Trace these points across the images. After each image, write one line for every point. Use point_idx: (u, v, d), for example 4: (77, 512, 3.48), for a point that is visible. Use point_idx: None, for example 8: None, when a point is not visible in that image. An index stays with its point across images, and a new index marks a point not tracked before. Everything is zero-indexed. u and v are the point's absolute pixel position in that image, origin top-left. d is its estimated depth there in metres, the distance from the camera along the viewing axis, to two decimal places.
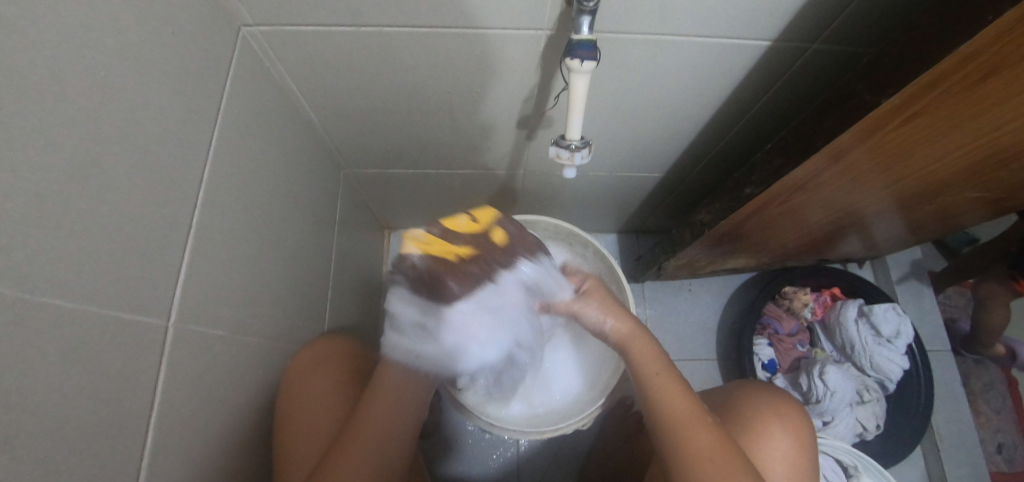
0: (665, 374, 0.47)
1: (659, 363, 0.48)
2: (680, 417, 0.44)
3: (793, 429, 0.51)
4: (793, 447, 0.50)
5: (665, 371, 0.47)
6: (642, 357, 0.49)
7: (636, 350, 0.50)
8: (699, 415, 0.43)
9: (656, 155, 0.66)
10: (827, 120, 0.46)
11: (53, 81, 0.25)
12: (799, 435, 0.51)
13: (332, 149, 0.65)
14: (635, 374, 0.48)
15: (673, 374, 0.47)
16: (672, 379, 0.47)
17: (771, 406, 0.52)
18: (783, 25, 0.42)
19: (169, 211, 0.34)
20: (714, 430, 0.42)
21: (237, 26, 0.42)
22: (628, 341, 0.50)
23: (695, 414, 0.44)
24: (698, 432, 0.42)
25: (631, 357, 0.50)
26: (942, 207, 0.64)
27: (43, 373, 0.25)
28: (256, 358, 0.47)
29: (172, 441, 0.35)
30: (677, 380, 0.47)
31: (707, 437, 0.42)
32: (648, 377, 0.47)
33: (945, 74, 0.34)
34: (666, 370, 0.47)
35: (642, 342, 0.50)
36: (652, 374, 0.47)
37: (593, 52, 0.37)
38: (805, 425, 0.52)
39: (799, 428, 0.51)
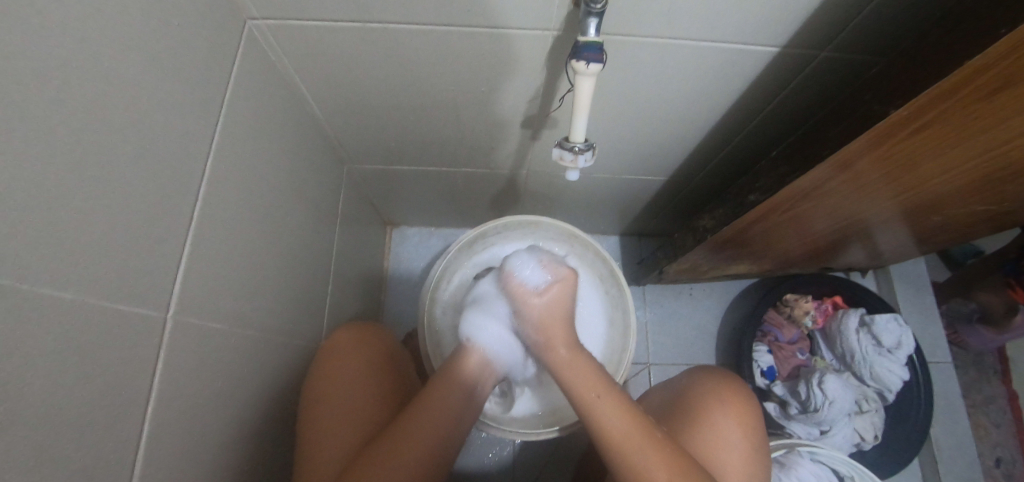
0: (603, 391, 0.45)
1: (595, 379, 0.46)
2: (623, 442, 0.42)
3: (737, 417, 0.51)
4: (741, 435, 0.50)
5: (602, 390, 0.45)
6: (580, 376, 0.46)
7: (567, 365, 0.48)
8: (642, 430, 0.42)
9: (661, 159, 0.66)
10: (835, 129, 0.46)
11: (57, 72, 0.25)
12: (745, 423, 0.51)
13: (336, 144, 0.65)
14: (573, 398, 0.46)
15: (609, 387, 0.45)
16: (609, 395, 0.45)
17: (716, 398, 0.52)
18: (792, 32, 0.42)
19: (171, 204, 0.34)
20: (661, 446, 0.41)
21: (243, 19, 0.42)
22: (567, 365, 0.48)
23: (636, 430, 0.42)
24: (648, 453, 0.40)
25: (564, 376, 0.47)
26: (947, 218, 0.63)
27: (41, 362, 0.25)
28: (255, 352, 0.47)
29: (169, 433, 0.35)
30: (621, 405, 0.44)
31: (659, 454, 0.40)
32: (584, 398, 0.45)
33: (956, 86, 0.34)
34: (602, 386, 0.45)
35: (579, 360, 0.48)
36: (588, 392, 0.45)
37: (600, 55, 0.36)
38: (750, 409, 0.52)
39: (744, 415, 0.51)
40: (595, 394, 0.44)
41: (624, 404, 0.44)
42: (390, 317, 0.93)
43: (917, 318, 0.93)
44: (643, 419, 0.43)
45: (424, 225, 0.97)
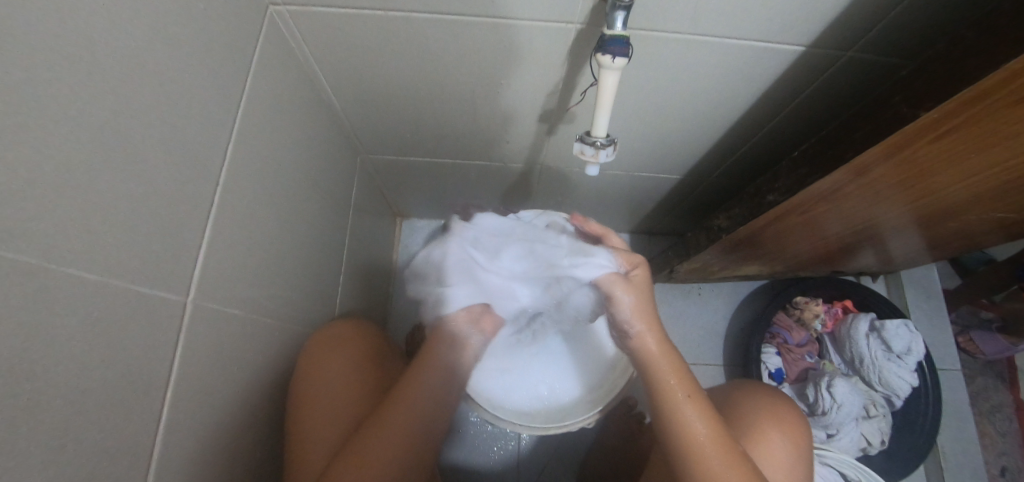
0: (694, 398, 0.45)
1: (687, 383, 0.46)
2: (700, 450, 0.42)
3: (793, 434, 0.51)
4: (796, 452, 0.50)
5: (691, 394, 0.45)
6: (670, 375, 0.46)
7: (663, 369, 0.46)
8: (723, 443, 0.43)
9: (677, 157, 0.65)
10: (860, 131, 0.45)
11: (86, 52, 0.25)
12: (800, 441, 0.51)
13: (350, 134, 0.65)
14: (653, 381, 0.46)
15: (700, 397, 0.45)
16: (699, 404, 0.45)
17: (767, 411, 0.52)
18: (820, 31, 0.41)
19: (193, 188, 0.34)
20: (739, 465, 0.42)
21: (265, 4, 0.42)
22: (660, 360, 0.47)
23: (716, 443, 0.43)
24: (722, 466, 0.42)
25: (639, 357, 0.48)
26: (964, 226, 0.63)
27: (66, 342, 0.25)
28: (269, 339, 0.47)
29: (186, 416, 0.35)
30: (698, 398, 0.45)
31: (733, 470, 0.41)
32: (670, 401, 0.45)
33: (985, 93, 0.33)
34: (695, 393, 0.45)
35: (673, 363, 0.47)
36: (681, 396, 0.45)
37: (626, 49, 0.36)
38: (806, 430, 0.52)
39: (789, 428, 0.51)
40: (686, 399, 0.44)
41: (711, 417, 0.44)
42: (398, 309, 0.94)
43: (926, 324, 0.93)
44: (723, 433, 0.43)
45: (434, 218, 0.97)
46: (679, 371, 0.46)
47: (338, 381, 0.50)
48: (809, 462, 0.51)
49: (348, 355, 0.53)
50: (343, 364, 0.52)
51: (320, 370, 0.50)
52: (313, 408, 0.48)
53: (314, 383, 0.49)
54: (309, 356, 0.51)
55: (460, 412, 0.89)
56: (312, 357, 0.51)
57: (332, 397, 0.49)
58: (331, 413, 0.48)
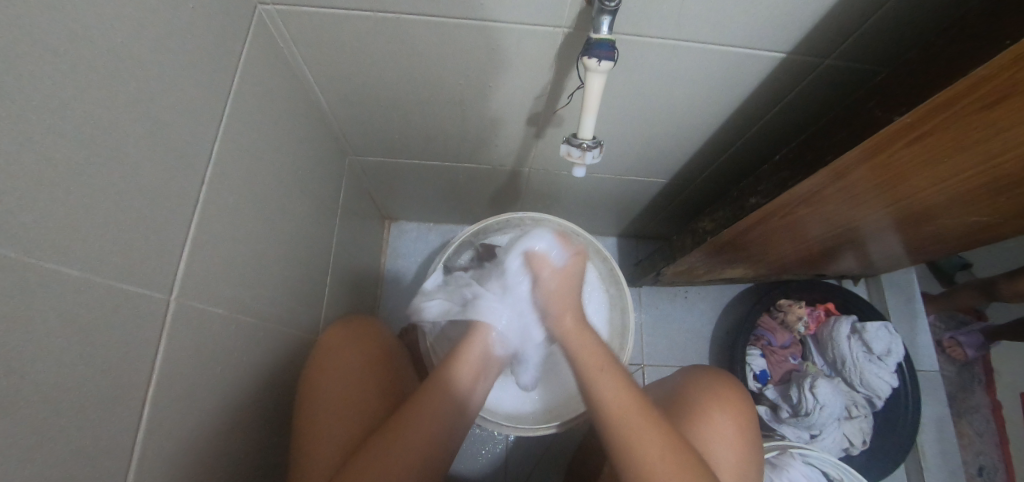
0: (608, 369, 0.47)
1: (600, 357, 0.49)
2: (621, 413, 0.44)
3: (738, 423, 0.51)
4: (739, 439, 0.50)
5: (609, 366, 0.47)
6: (588, 356, 0.49)
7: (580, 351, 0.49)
8: (642, 408, 0.44)
9: (662, 161, 0.66)
10: (837, 136, 0.46)
11: (69, 45, 0.25)
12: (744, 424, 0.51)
13: (338, 135, 0.64)
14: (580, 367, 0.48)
15: (618, 371, 0.47)
16: (614, 370, 0.47)
17: (716, 392, 0.53)
18: (800, 39, 0.43)
19: (176, 186, 0.34)
20: (659, 429, 0.42)
21: (253, 4, 0.42)
22: (573, 338, 0.51)
23: (636, 408, 0.44)
24: (643, 430, 0.42)
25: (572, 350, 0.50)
26: (940, 228, 0.64)
27: (44, 338, 0.24)
28: (254, 339, 0.47)
29: (168, 417, 0.34)
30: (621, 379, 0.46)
31: (654, 432, 0.42)
32: (589, 370, 0.48)
33: (956, 97, 0.34)
34: (605, 361, 0.48)
35: (590, 345, 0.50)
36: (593, 367, 0.48)
37: (611, 52, 0.37)
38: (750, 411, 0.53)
39: (739, 413, 0.52)
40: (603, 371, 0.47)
41: (625, 383, 0.46)
42: (385, 312, 0.93)
43: (905, 326, 0.95)
44: (642, 400, 0.45)
45: (423, 220, 0.97)
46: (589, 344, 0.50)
47: (346, 386, 0.49)
48: (753, 449, 0.51)
49: (361, 358, 0.52)
50: (350, 368, 0.51)
51: (330, 378, 0.49)
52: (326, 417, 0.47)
53: (325, 388, 0.49)
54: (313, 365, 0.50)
55: None
56: (319, 367, 0.50)
57: (343, 401, 0.48)
58: (345, 415, 0.47)
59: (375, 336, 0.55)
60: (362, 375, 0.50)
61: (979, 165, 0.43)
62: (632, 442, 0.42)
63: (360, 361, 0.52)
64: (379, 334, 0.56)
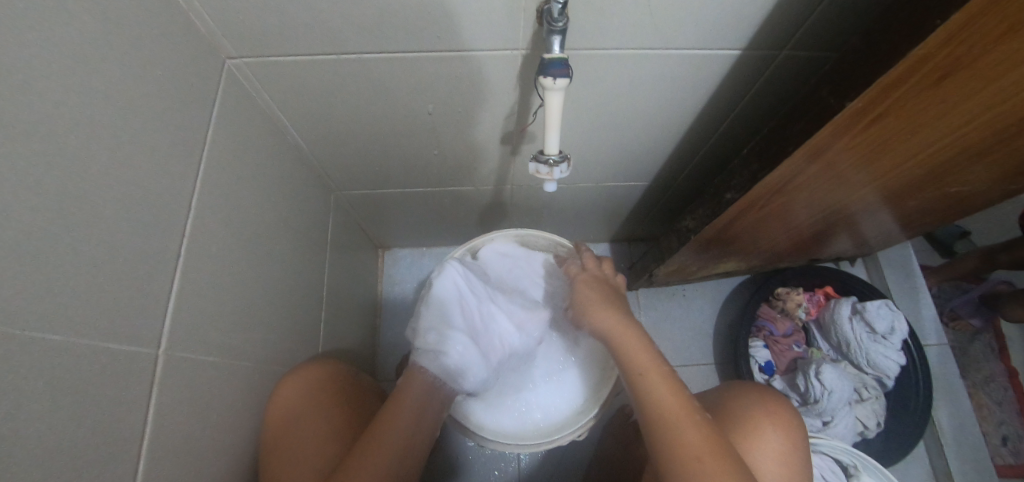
0: (673, 388, 0.44)
1: (650, 357, 0.47)
2: (666, 415, 0.42)
3: (783, 430, 0.51)
4: (782, 448, 0.50)
5: (654, 366, 0.46)
6: (631, 350, 0.48)
7: (620, 340, 0.49)
8: (689, 410, 0.42)
9: (638, 165, 0.67)
10: (797, 123, 0.47)
11: (40, 122, 0.26)
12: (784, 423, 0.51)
13: (321, 174, 0.66)
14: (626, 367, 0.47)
15: (678, 388, 0.45)
16: (660, 373, 0.46)
17: (762, 405, 0.52)
18: (751, 35, 0.44)
19: (156, 243, 0.35)
20: (709, 433, 0.41)
21: (221, 59, 0.44)
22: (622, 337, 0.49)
23: (680, 406, 0.43)
24: (688, 430, 0.41)
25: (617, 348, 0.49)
26: (926, 201, 0.65)
27: (32, 404, 0.25)
28: (249, 383, 0.47)
29: (163, 469, 0.35)
30: (670, 382, 0.45)
31: (699, 432, 0.41)
32: (636, 372, 0.46)
33: (902, 77, 0.35)
34: (654, 366, 0.46)
35: (628, 332, 0.50)
36: (640, 369, 0.46)
37: (566, 69, 0.38)
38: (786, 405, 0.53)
39: (787, 431, 0.51)
40: (645, 369, 0.46)
41: (672, 386, 0.44)
42: (386, 341, 0.93)
43: (908, 302, 0.94)
44: (691, 406, 0.43)
45: (417, 245, 0.98)
46: (640, 345, 0.48)
47: (317, 423, 0.49)
48: (800, 457, 0.51)
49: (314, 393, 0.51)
50: (303, 405, 0.50)
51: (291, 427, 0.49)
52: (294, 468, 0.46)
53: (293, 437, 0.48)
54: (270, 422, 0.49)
55: (457, 438, 0.88)
56: (279, 414, 0.49)
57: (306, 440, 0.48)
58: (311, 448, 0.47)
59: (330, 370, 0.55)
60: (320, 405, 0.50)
61: (956, 132, 0.43)
62: (678, 438, 0.41)
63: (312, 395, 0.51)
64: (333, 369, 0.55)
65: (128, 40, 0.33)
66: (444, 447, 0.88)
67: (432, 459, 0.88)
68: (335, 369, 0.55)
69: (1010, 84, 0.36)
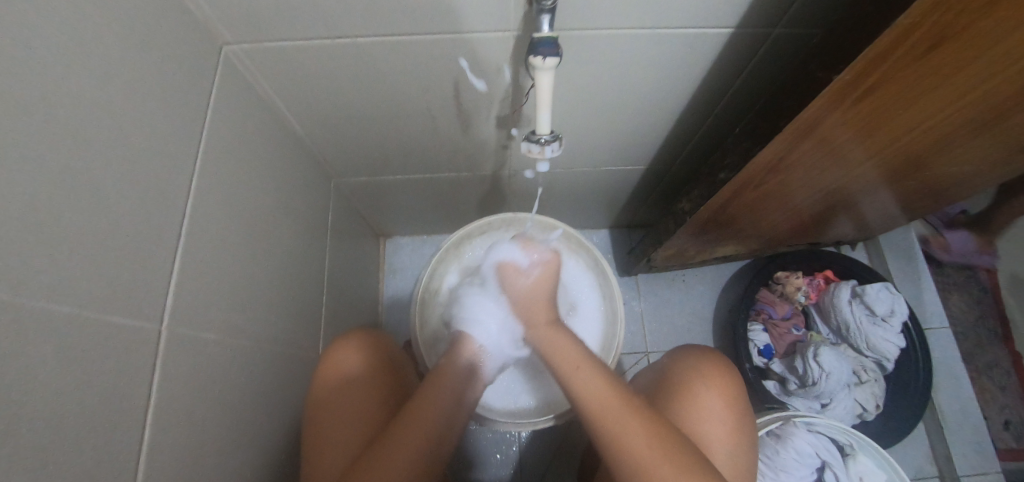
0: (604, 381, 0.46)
1: (579, 356, 0.49)
2: (602, 409, 0.44)
3: (724, 401, 0.51)
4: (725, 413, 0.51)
5: (584, 364, 0.48)
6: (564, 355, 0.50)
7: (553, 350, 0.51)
8: (619, 399, 0.44)
9: (634, 149, 0.68)
10: (787, 101, 0.47)
11: (44, 103, 0.27)
12: (733, 405, 0.51)
13: (320, 160, 0.67)
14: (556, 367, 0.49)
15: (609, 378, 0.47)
16: (591, 370, 0.47)
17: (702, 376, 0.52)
18: (743, 13, 0.44)
19: (158, 222, 0.36)
20: (642, 419, 0.43)
21: (218, 45, 0.45)
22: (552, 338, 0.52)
23: (612, 394, 0.45)
24: (627, 422, 0.42)
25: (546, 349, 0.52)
26: (926, 180, 0.64)
27: (42, 370, 0.26)
28: (251, 362, 0.49)
29: (168, 439, 0.36)
30: (600, 370, 0.47)
31: (639, 424, 0.42)
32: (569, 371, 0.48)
33: (890, 47, 0.35)
34: (585, 363, 0.48)
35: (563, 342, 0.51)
36: (569, 367, 0.48)
37: (555, 49, 0.38)
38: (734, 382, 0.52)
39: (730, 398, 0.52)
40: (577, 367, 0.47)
41: (605, 379, 0.46)
42: (387, 328, 0.95)
43: (910, 286, 0.93)
44: (622, 393, 0.45)
45: (417, 233, 0.99)
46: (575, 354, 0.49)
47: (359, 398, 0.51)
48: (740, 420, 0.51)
49: (366, 367, 0.54)
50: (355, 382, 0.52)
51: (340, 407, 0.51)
52: (334, 426, 0.50)
53: (338, 400, 0.51)
54: (325, 376, 0.53)
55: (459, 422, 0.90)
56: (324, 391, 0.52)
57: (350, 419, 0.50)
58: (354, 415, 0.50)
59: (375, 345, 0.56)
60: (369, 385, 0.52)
61: (947, 110, 0.44)
62: (616, 429, 0.42)
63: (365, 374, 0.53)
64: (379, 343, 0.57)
65: (129, 25, 0.34)
66: None
67: None
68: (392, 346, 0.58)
69: (996, 57, 0.36)
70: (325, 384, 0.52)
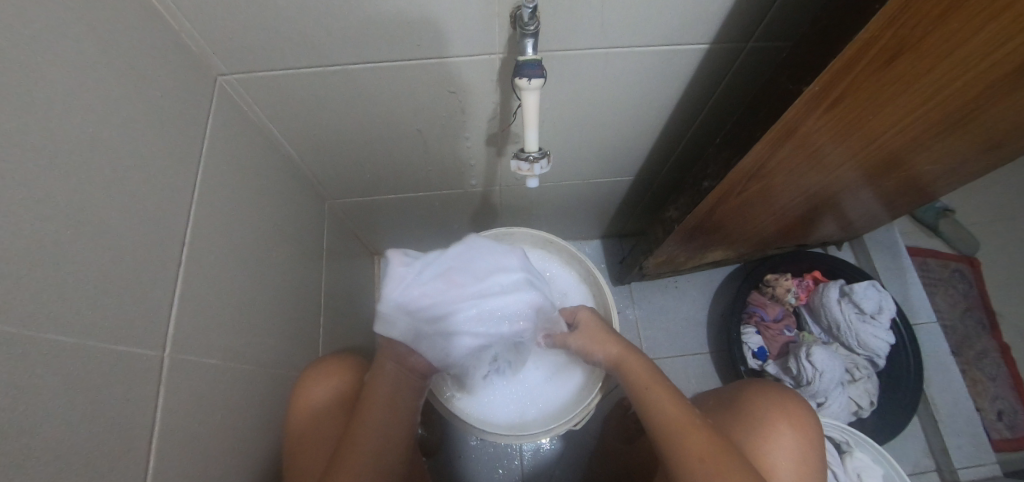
0: (678, 402, 0.49)
1: (655, 377, 0.52)
2: (674, 427, 0.47)
3: (801, 439, 0.51)
4: (802, 450, 0.51)
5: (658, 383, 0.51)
6: (637, 372, 0.53)
7: (629, 368, 0.54)
8: (691, 419, 0.47)
9: (621, 161, 0.70)
10: (761, 111, 0.49)
11: (50, 141, 0.28)
12: (809, 447, 0.51)
13: (313, 183, 0.68)
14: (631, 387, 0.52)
15: (681, 400, 0.49)
16: (666, 389, 0.50)
17: (781, 409, 0.53)
18: (716, 29, 0.46)
19: (159, 251, 0.37)
20: (707, 437, 0.45)
21: (215, 76, 0.46)
22: (625, 361, 0.54)
23: (683, 414, 0.47)
24: (692, 435, 0.45)
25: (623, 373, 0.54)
26: (901, 178, 0.67)
27: (52, 398, 0.27)
28: (252, 385, 0.49)
29: (172, 465, 0.36)
30: (673, 394, 0.50)
31: (700, 439, 0.45)
32: (642, 391, 0.51)
33: (853, 59, 0.37)
34: (659, 383, 0.51)
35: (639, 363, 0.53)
36: (645, 386, 0.51)
37: (539, 70, 0.40)
38: (811, 424, 0.52)
39: (809, 437, 0.52)
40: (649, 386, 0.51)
41: (675, 399, 0.49)
42: (385, 347, 0.95)
43: (897, 282, 0.96)
44: (693, 414, 0.47)
45: (412, 251, 1.00)
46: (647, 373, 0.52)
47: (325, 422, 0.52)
48: (816, 460, 0.51)
49: (332, 388, 0.54)
50: (327, 409, 0.53)
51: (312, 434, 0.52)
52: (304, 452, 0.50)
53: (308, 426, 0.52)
54: (296, 402, 0.53)
55: (460, 437, 0.89)
56: (295, 431, 0.52)
57: (317, 447, 0.50)
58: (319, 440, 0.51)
59: (348, 365, 0.57)
60: (337, 412, 0.53)
61: (922, 107, 0.46)
62: (681, 443, 0.45)
63: (333, 395, 0.54)
64: (354, 363, 0.58)
65: (127, 63, 0.35)
66: (447, 448, 0.89)
67: (436, 459, 0.89)
68: (355, 363, 0.58)
69: (983, 45, 0.37)
70: (292, 409, 0.53)
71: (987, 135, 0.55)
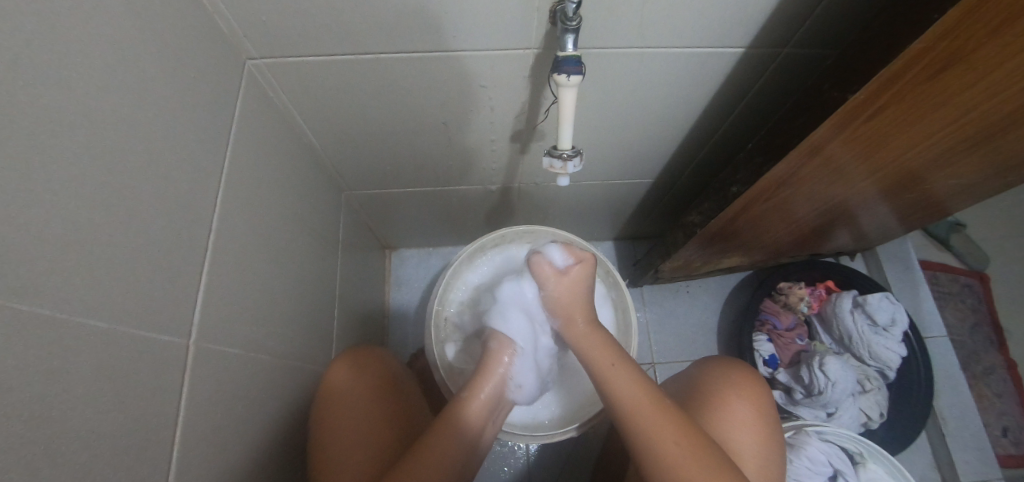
0: (642, 385, 0.47)
1: (618, 359, 0.50)
2: (638, 411, 0.45)
3: (756, 418, 0.51)
4: (759, 428, 0.51)
5: (619, 363, 0.50)
6: (601, 353, 0.51)
7: (591, 352, 0.52)
8: (656, 403, 0.45)
9: (644, 163, 0.69)
10: (799, 119, 0.48)
11: (84, 120, 0.27)
12: (763, 425, 0.51)
13: (332, 173, 0.67)
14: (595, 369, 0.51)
15: (646, 383, 0.48)
16: (629, 370, 0.49)
17: (739, 388, 0.53)
18: (757, 33, 0.45)
19: (186, 237, 0.36)
20: (675, 425, 0.44)
21: (242, 59, 0.45)
22: (586, 339, 0.53)
23: (648, 398, 0.46)
24: (659, 421, 0.44)
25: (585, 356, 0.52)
26: (922, 193, 0.66)
27: (80, 387, 0.26)
28: (271, 377, 0.48)
29: (194, 457, 0.36)
30: (636, 378, 0.48)
31: (669, 426, 0.43)
32: (603, 373, 0.50)
33: (903, 70, 0.37)
34: (624, 363, 0.50)
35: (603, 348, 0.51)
36: (607, 367, 0.49)
37: (579, 67, 0.39)
38: (764, 397, 0.53)
39: (765, 415, 0.52)
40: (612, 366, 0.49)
41: (639, 382, 0.48)
42: (394, 340, 0.94)
43: (909, 295, 0.96)
44: (659, 398, 0.46)
45: (423, 245, 1.00)
46: (610, 354, 0.50)
47: (366, 418, 0.51)
48: (773, 438, 0.51)
49: (369, 383, 0.54)
50: (369, 407, 0.52)
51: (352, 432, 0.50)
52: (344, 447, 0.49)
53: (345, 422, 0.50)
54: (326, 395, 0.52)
55: None
56: (324, 424, 0.50)
57: (363, 444, 0.49)
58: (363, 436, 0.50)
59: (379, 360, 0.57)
60: (376, 406, 0.52)
61: (956, 123, 0.46)
62: (650, 431, 0.44)
63: (374, 391, 0.53)
64: (381, 357, 0.58)
65: (160, 42, 0.34)
66: None
67: None
68: (383, 360, 0.58)
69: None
70: (322, 405, 0.52)
71: (1012, 153, 0.55)
